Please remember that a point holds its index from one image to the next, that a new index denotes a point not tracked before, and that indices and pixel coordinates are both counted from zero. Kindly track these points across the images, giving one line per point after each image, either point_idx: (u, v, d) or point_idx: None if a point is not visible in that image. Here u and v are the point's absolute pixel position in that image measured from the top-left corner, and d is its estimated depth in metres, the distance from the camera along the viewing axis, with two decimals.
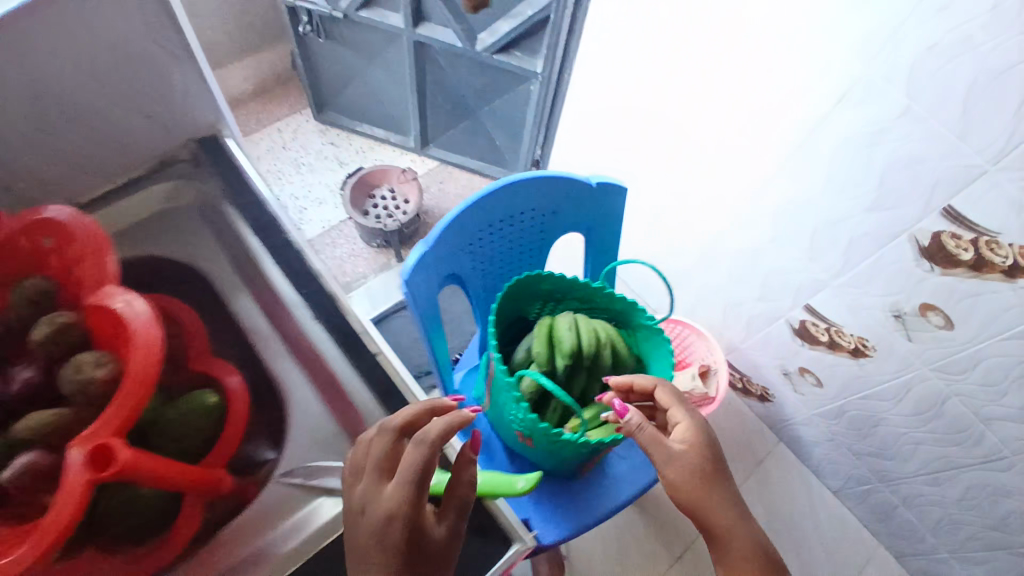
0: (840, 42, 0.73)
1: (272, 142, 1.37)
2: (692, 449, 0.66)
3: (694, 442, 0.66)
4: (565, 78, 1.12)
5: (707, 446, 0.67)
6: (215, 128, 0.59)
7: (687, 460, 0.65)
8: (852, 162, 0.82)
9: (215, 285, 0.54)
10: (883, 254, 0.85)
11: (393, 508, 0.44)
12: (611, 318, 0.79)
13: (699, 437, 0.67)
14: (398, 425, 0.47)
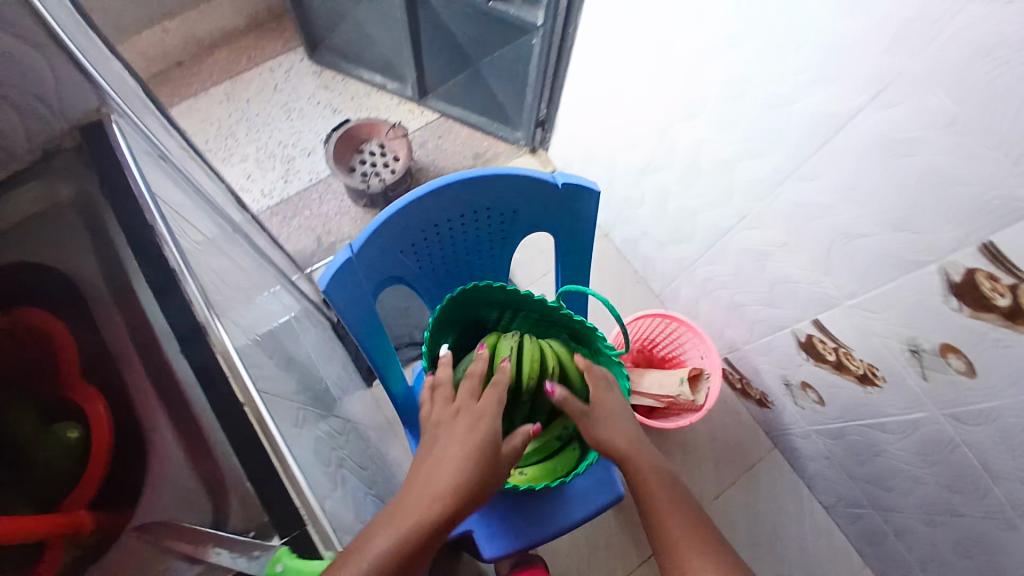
0: (870, 25, 0.60)
1: (262, 83, 1.30)
2: (608, 416, 0.65)
3: (610, 411, 0.65)
4: (571, 27, 1.01)
5: (622, 414, 0.66)
6: (101, 115, 0.54)
7: (605, 429, 0.64)
8: (877, 171, 0.68)
9: (86, 301, 0.47)
10: (905, 281, 0.73)
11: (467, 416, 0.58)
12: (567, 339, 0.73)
13: (615, 406, 0.65)
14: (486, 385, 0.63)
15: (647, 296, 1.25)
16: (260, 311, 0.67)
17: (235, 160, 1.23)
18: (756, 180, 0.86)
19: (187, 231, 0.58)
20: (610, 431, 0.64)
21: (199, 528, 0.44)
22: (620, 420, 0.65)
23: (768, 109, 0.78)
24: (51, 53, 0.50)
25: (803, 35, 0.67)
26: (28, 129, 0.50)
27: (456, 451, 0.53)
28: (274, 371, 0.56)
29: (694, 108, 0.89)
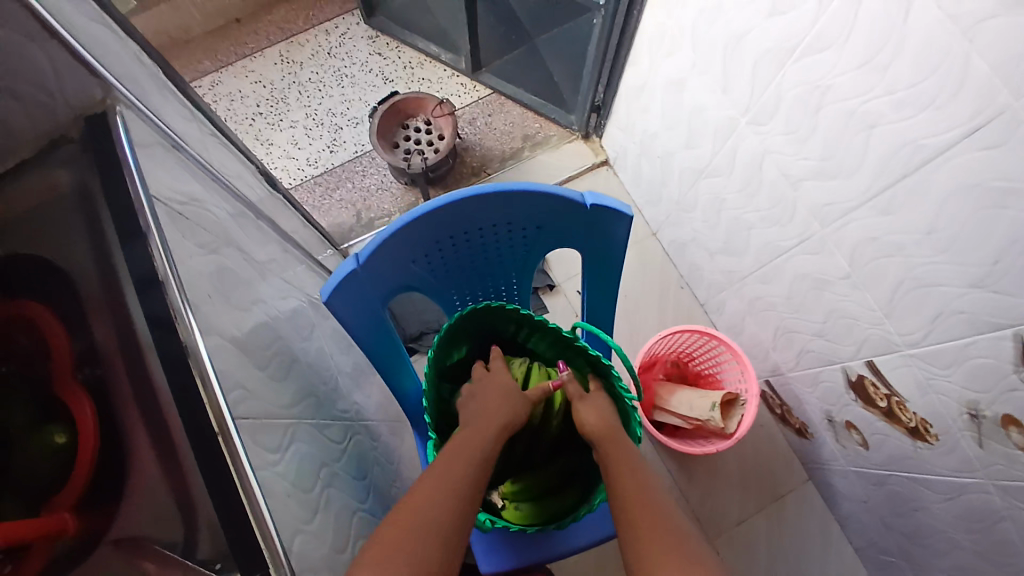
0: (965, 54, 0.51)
1: (317, 45, 1.31)
2: (595, 405, 0.64)
3: (600, 403, 0.64)
4: (636, 11, 0.93)
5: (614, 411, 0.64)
6: (106, 106, 0.54)
7: (590, 418, 0.63)
8: (955, 217, 0.60)
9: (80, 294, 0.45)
10: (973, 342, 0.64)
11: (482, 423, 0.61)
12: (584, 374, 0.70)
13: (605, 404, 0.64)
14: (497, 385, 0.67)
15: (689, 302, 1.19)
16: (268, 305, 0.66)
17: (285, 125, 1.25)
18: (826, 204, 0.75)
19: (187, 230, 0.56)
20: (594, 419, 0.63)
21: (168, 550, 0.42)
22: (605, 407, 0.64)
23: (847, 123, 0.66)
24: (47, 45, 0.49)
25: (905, 42, 0.55)
26: (31, 119, 0.48)
27: (485, 405, 0.63)
28: (262, 383, 0.55)
29: (763, 114, 0.78)
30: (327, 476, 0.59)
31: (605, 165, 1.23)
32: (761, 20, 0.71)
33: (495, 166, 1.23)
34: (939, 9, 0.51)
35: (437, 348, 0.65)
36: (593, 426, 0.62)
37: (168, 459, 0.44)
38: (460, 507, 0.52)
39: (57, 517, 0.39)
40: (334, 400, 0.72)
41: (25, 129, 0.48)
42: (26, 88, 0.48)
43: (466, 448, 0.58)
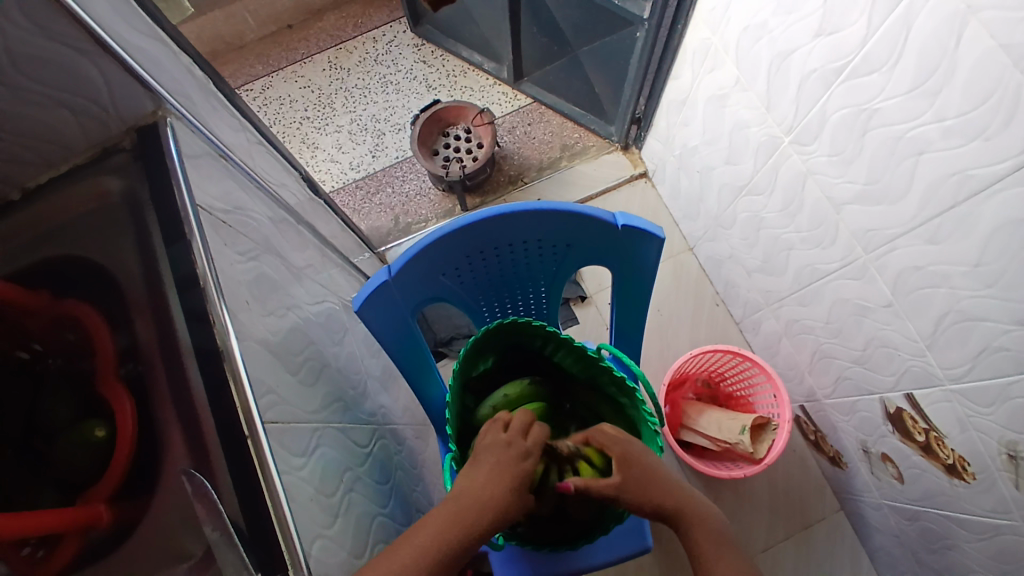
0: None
1: (364, 52, 1.34)
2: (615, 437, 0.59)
3: (640, 465, 0.57)
4: (679, 25, 0.91)
5: (653, 461, 0.59)
6: (156, 117, 0.57)
7: (637, 492, 0.56)
8: (1002, 251, 0.57)
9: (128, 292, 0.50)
10: (1016, 380, 0.61)
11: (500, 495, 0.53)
12: (608, 396, 0.69)
13: (644, 461, 0.58)
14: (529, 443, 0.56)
15: (724, 319, 1.17)
16: (303, 311, 0.69)
17: (330, 130, 1.29)
18: (869, 229, 0.73)
19: (228, 238, 0.58)
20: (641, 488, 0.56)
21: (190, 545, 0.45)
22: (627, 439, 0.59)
23: (895, 148, 0.64)
24: (97, 58, 0.51)
25: (955, 70, 0.54)
26: (84, 129, 0.53)
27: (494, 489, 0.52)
28: (293, 386, 0.57)
29: (807, 135, 0.76)
30: (350, 480, 0.61)
31: (644, 177, 1.22)
32: (808, 40, 0.69)
33: (532, 175, 1.23)
34: (991, 38, 0.49)
35: (463, 358, 0.66)
36: (647, 496, 0.56)
37: (199, 455, 0.47)
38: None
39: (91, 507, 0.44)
40: (361, 403, 0.74)
41: (80, 138, 0.53)
42: (79, 101, 0.52)
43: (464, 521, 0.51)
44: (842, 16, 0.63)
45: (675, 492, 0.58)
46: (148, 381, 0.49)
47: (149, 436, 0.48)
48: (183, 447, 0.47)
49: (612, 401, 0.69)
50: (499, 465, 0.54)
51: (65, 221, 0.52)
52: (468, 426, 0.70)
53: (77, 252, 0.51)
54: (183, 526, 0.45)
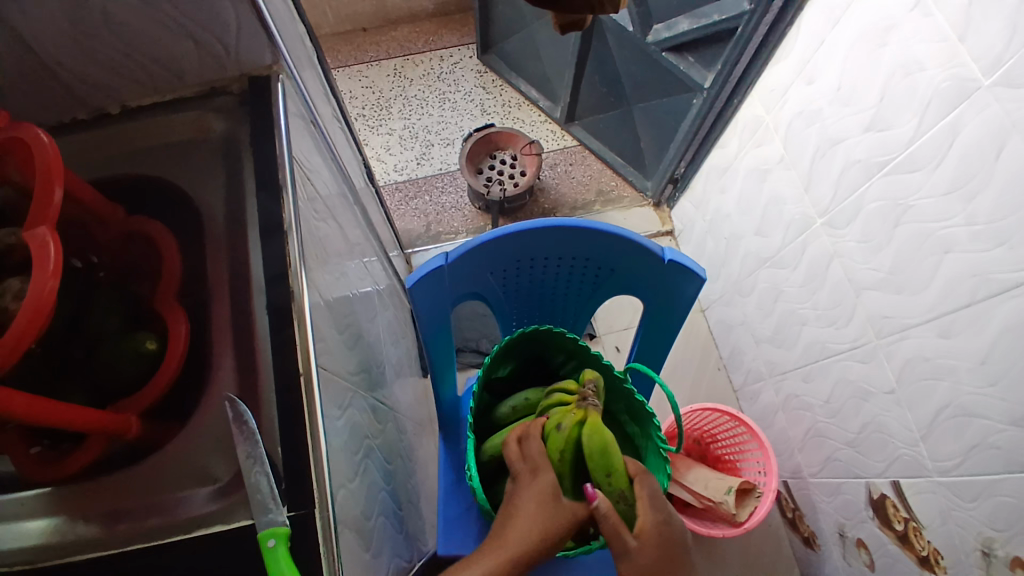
0: None
1: (429, 67, 1.43)
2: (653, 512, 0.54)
3: (662, 543, 0.52)
4: (735, 100, 0.99)
5: (684, 558, 0.52)
6: (270, 71, 0.59)
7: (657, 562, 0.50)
8: (1007, 354, 0.61)
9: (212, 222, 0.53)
10: (1002, 479, 0.64)
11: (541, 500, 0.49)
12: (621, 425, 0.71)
13: (668, 546, 0.52)
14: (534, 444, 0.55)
15: (723, 384, 1.21)
16: (351, 282, 0.71)
17: (383, 131, 1.36)
18: (885, 316, 0.77)
19: (309, 193, 0.61)
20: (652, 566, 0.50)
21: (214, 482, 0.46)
22: (666, 518, 0.54)
23: (922, 243, 0.69)
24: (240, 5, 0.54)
25: (992, 180, 0.59)
26: (201, 64, 0.57)
27: (538, 499, 0.49)
28: (338, 344, 0.59)
29: (841, 219, 0.82)
30: (367, 451, 0.61)
31: (670, 235, 1.28)
32: (857, 132, 0.75)
33: (564, 212, 1.29)
34: None
35: (492, 357, 0.67)
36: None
37: (245, 385, 0.49)
38: None
39: (121, 416, 0.46)
40: (379, 384, 0.75)
41: (195, 72, 0.57)
42: (206, 36, 0.55)
43: (533, 529, 0.47)
44: (894, 115, 0.69)
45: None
46: (210, 310, 0.52)
47: (208, 355, 0.51)
48: (233, 374, 0.49)
49: (620, 429, 0.71)
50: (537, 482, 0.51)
51: (169, 156, 0.58)
52: (484, 426, 0.70)
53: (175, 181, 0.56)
54: (217, 450, 0.48)
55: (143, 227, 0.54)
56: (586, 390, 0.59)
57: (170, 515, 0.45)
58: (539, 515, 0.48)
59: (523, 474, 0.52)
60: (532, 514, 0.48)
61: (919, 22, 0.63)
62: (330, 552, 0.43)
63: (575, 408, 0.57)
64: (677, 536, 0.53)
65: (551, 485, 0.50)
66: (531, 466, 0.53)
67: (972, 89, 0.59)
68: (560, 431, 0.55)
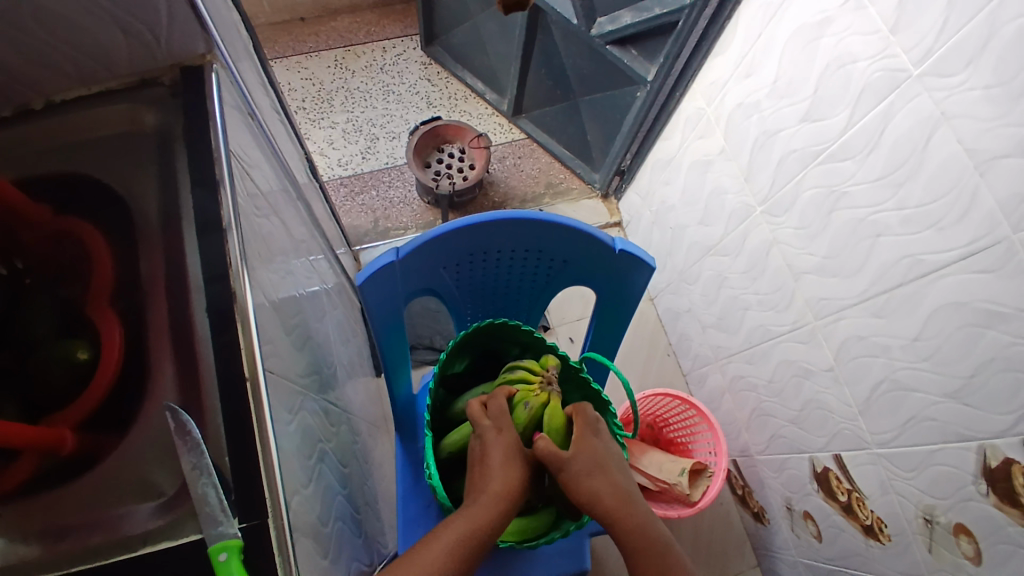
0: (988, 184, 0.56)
1: (371, 59, 1.40)
2: (590, 446, 0.55)
3: (596, 449, 0.55)
4: (678, 93, 1.01)
5: (617, 458, 0.57)
6: (205, 61, 0.56)
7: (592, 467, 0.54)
8: (939, 331, 0.65)
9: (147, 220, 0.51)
10: (939, 449, 0.68)
11: (505, 461, 0.52)
12: None
13: (601, 453, 0.55)
14: (499, 405, 0.56)
15: (672, 370, 1.24)
16: (297, 281, 0.69)
17: (325, 124, 1.32)
18: (822, 298, 0.81)
19: (250, 189, 0.58)
20: (587, 470, 0.53)
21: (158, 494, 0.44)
22: (598, 441, 0.56)
23: (857, 229, 0.72)
24: None
25: (923, 167, 0.62)
26: (129, 54, 0.53)
27: (505, 458, 0.53)
28: (285, 346, 0.57)
29: (779, 208, 0.85)
30: (321, 454, 0.59)
31: (618, 226, 1.30)
32: (795, 123, 0.78)
33: (515, 205, 1.29)
34: (959, 144, 0.58)
35: (448, 353, 0.66)
36: (590, 480, 0.53)
37: (188, 393, 0.46)
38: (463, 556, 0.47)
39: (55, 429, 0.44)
40: (330, 385, 0.73)
41: (121, 61, 0.54)
42: (134, 23, 0.52)
43: (501, 487, 0.51)
44: (829, 108, 0.72)
45: (635, 501, 0.54)
46: (146, 315, 0.49)
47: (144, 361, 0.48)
48: (175, 382, 0.46)
49: None
50: (501, 441, 0.53)
51: (97, 152, 0.54)
52: (440, 422, 0.69)
53: (105, 180, 0.53)
54: (159, 462, 0.45)
55: (73, 230, 0.51)
56: (550, 373, 0.59)
57: (112, 535, 0.42)
58: (505, 476, 0.51)
59: (488, 430, 0.54)
60: (499, 474, 0.52)
61: (850, 17, 0.66)
62: (288, 562, 0.42)
63: (539, 390, 0.58)
64: (607, 454, 0.56)
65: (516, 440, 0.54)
66: (495, 423, 0.55)
67: (903, 81, 0.62)
68: (527, 409, 0.57)
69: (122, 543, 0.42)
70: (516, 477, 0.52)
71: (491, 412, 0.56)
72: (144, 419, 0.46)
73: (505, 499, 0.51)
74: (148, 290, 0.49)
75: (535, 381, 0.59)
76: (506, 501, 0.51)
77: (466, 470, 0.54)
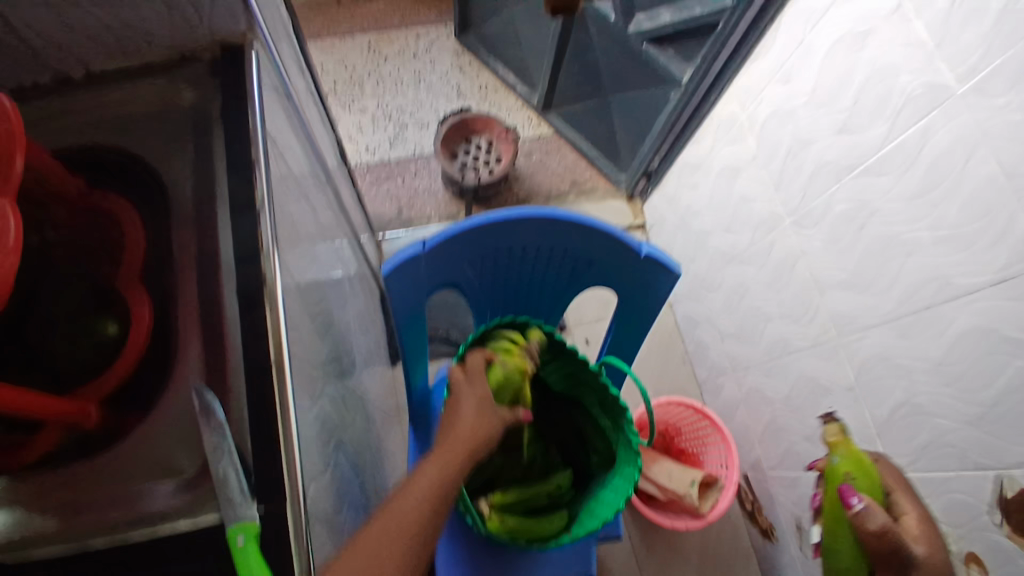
0: None
1: (405, 45, 1.39)
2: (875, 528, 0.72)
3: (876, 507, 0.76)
4: (712, 98, 1.00)
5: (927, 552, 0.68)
6: (244, 40, 0.56)
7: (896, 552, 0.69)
8: (967, 358, 0.64)
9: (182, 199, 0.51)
10: (956, 477, 0.67)
11: (474, 408, 0.55)
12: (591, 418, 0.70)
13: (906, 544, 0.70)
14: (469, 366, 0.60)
15: (688, 377, 1.24)
16: (322, 266, 0.69)
17: (355, 109, 1.33)
18: (848, 316, 0.80)
19: (281, 172, 0.58)
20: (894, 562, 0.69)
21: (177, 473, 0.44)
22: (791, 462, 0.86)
23: (890, 248, 0.71)
24: None
25: (960, 188, 0.61)
26: (171, 31, 0.54)
27: (473, 405, 0.55)
28: (308, 331, 0.57)
29: (809, 221, 0.83)
30: (336, 441, 0.60)
31: (641, 228, 1.29)
32: (831, 136, 0.77)
33: (539, 200, 1.29)
34: (999, 167, 0.57)
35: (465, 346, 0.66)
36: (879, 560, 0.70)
37: (211, 373, 0.46)
38: (437, 495, 0.47)
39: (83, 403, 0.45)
40: (347, 372, 0.73)
41: (162, 37, 0.54)
42: (178, 1, 0.52)
43: (470, 430, 0.53)
44: (869, 122, 0.71)
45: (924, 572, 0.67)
46: (174, 293, 0.49)
47: (171, 338, 0.48)
48: (199, 361, 0.47)
49: (589, 420, 0.71)
50: (471, 397, 0.56)
51: (134, 127, 0.55)
52: None
53: (141, 156, 0.53)
54: (177, 438, 0.46)
55: (106, 204, 0.51)
56: (529, 347, 0.64)
57: (133, 507, 0.43)
58: (469, 421, 0.54)
59: (462, 383, 0.58)
60: (467, 420, 0.54)
61: (898, 29, 0.65)
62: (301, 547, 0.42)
63: (517, 357, 0.62)
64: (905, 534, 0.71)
65: (488, 396, 0.57)
66: (470, 379, 0.59)
67: (945, 98, 0.61)
68: (502, 366, 0.61)
69: (142, 516, 0.43)
70: (486, 422, 0.54)
71: (468, 369, 0.60)
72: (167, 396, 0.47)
73: (474, 439, 0.52)
74: (179, 268, 0.50)
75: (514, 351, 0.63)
76: (475, 444, 0.52)
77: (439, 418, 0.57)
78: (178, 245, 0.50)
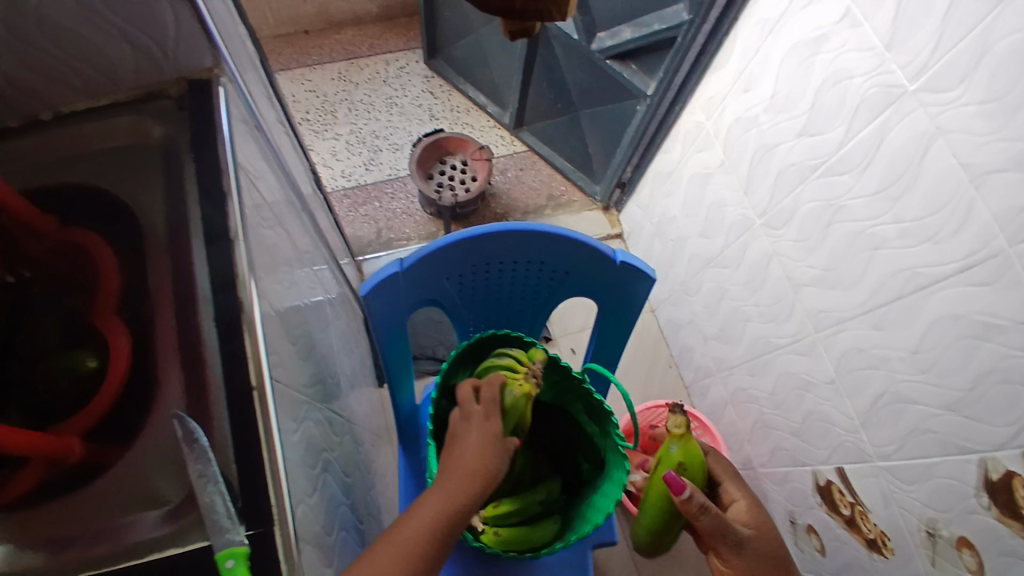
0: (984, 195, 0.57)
1: (374, 72, 1.41)
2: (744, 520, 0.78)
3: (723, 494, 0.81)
4: (676, 107, 1.03)
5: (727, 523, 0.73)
6: (211, 74, 0.57)
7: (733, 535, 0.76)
8: (940, 344, 0.65)
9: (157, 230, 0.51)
10: (940, 461, 0.68)
11: (484, 442, 0.51)
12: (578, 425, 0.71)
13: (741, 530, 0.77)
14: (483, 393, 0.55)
15: (675, 382, 1.25)
16: (302, 291, 0.69)
17: (328, 136, 1.34)
18: (823, 311, 0.82)
19: (255, 200, 0.59)
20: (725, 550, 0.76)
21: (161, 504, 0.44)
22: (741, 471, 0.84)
23: (857, 242, 0.73)
24: (178, 6, 0.52)
25: (918, 180, 0.63)
26: (138, 67, 0.54)
27: (483, 439, 0.51)
28: (290, 355, 0.57)
29: (778, 220, 0.86)
30: (324, 464, 0.59)
31: (619, 237, 1.31)
32: (793, 138, 0.79)
33: (517, 216, 1.30)
34: (954, 158, 0.59)
35: (449, 361, 0.67)
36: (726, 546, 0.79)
37: (193, 401, 0.46)
38: (439, 533, 0.45)
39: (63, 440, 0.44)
40: (333, 395, 0.73)
41: (129, 74, 0.55)
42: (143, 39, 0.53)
43: (478, 467, 0.49)
44: (826, 121, 0.73)
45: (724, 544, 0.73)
46: (153, 324, 0.49)
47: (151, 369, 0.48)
48: (180, 390, 0.47)
49: (577, 428, 0.72)
50: (480, 429, 0.52)
51: (106, 163, 0.55)
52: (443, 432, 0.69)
53: (114, 191, 0.54)
54: (161, 469, 0.45)
55: (79, 242, 0.52)
56: (534, 368, 0.62)
57: (120, 542, 0.42)
58: (479, 456, 0.49)
59: (475, 413, 0.53)
60: (477, 455, 0.50)
61: (846, 32, 0.67)
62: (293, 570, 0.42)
63: (522, 380, 0.60)
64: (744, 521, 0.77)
65: (499, 430, 0.53)
66: (485, 409, 0.54)
67: (898, 95, 0.63)
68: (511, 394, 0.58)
69: (129, 549, 0.42)
70: (494, 459, 0.50)
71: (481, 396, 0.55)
72: (150, 428, 0.47)
73: (478, 477, 0.49)
74: (158, 300, 0.50)
75: (520, 371, 0.61)
76: (481, 483, 0.49)
77: (442, 447, 0.53)
78: (155, 277, 0.50)
